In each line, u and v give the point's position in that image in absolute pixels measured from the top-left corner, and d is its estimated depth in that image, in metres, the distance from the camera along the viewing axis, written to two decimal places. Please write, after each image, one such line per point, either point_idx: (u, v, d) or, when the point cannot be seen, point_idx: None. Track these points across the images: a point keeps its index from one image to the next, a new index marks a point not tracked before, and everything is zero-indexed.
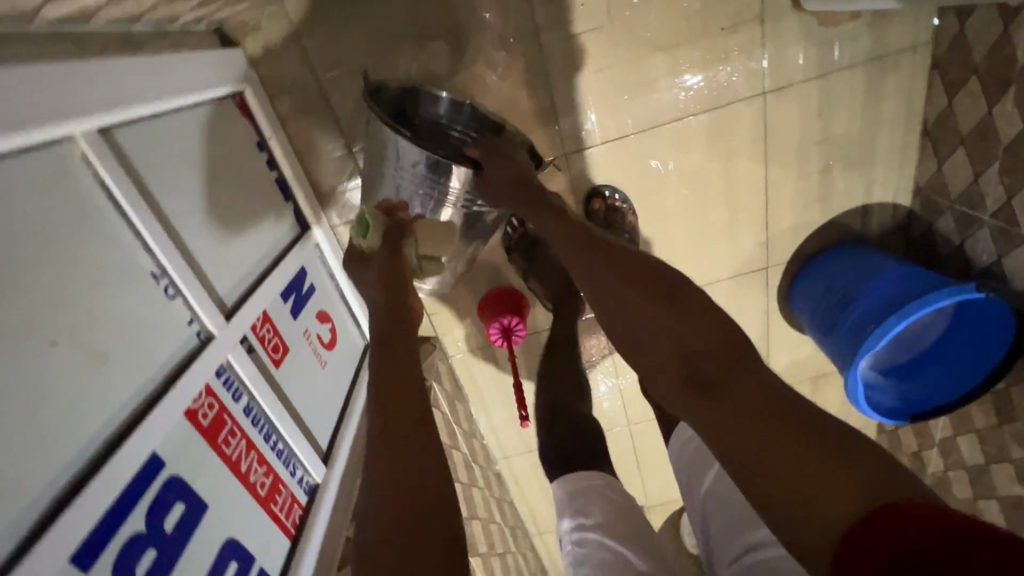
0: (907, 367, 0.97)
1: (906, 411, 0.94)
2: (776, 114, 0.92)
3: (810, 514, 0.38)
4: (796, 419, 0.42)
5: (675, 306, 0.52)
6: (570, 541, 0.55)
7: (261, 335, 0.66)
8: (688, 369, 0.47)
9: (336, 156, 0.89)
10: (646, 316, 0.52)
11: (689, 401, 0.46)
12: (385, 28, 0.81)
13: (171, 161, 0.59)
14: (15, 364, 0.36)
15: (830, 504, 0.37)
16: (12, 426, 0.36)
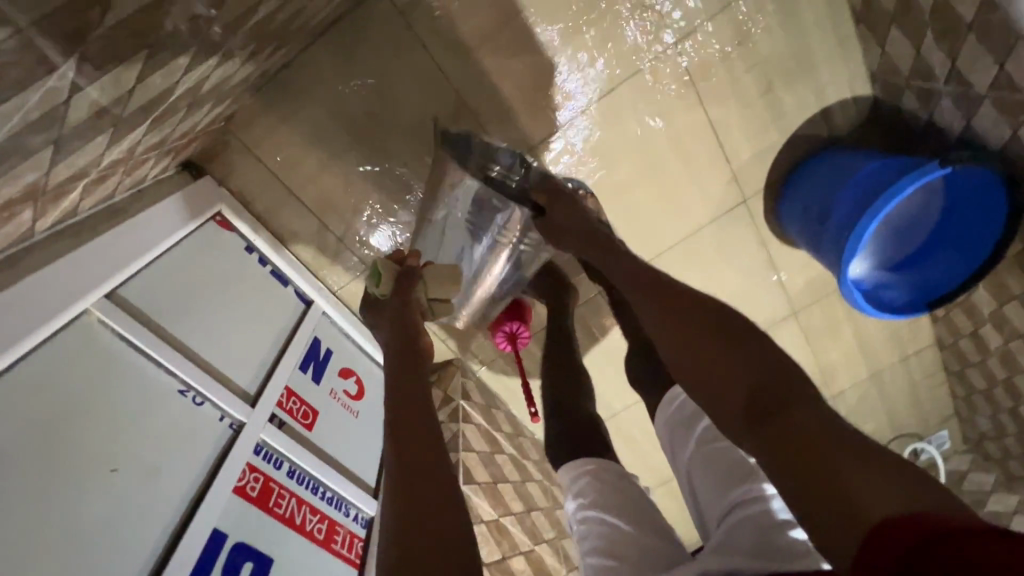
0: (915, 256, 0.94)
1: (921, 301, 0.94)
2: (695, 58, 0.92)
3: (841, 520, 0.35)
4: (843, 440, 0.38)
5: (724, 328, 0.48)
6: (574, 519, 0.60)
7: (288, 408, 0.79)
8: (755, 405, 0.42)
9: (316, 234, 1.00)
10: (694, 337, 0.49)
11: (752, 433, 0.42)
12: (316, 115, 0.91)
13: (173, 294, 0.72)
14: (89, 494, 0.49)
15: (860, 510, 0.35)
16: (98, 541, 0.48)
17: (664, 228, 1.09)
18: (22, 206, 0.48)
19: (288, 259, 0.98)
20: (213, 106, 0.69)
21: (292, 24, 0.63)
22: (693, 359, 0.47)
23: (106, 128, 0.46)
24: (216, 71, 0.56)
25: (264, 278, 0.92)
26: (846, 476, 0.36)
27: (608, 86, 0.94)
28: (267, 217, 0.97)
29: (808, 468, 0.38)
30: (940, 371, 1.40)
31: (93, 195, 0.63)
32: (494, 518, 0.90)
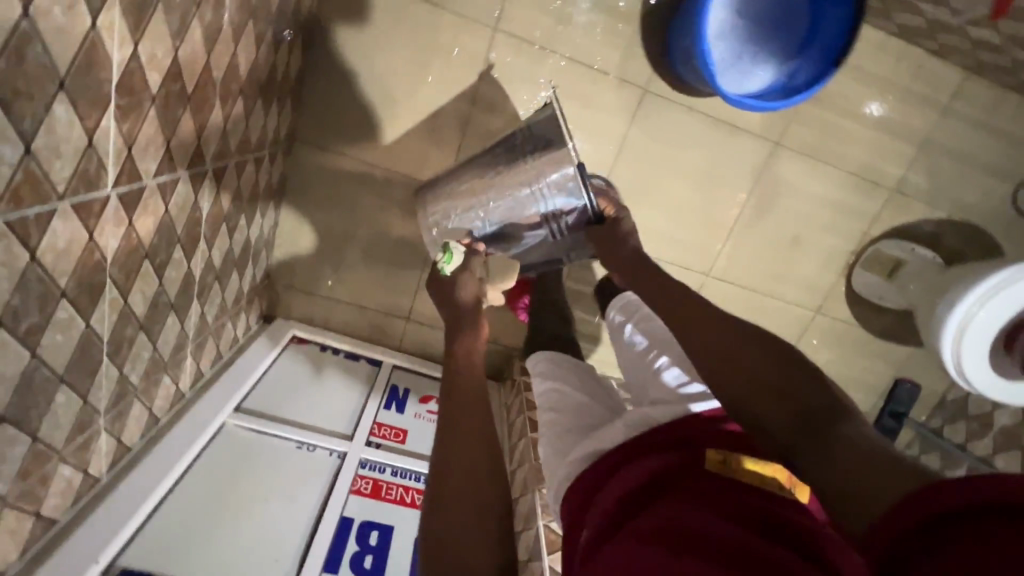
0: (803, 32, 0.96)
1: (830, 65, 0.92)
2: (518, 24, 1.08)
3: (854, 499, 0.48)
4: (861, 451, 0.51)
5: (787, 378, 0.62)
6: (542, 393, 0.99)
7: (382, 434, 1.06)
8: (800, 420, 0.58)
9: (360, 317, 1.31)
10: (765, 381, 0.62)
11: (799, 442, 0.56)
12: (310, 242, 1.24)
13: (278, 395, 1.07)
14: (258, 513, 0.82)
15: (862, 493, 0.47)
16: (269, 534, 0.79)
17: (598, 154, 1.20)
18: (160, 374, 0.84)
19: (352, 342, 1.30)
20: (239, 272, 1.05)
21: (242, 199, 0.96)
22: (740, 383, 0.64)
23: (168, 310, 0.80)
24: (212, 251, 0.90)
25: (340, 363, 1.24)
26: (854, 480, 0.48)
27: (472, 89, 1.12)
28: (326, 323, 1.31)
29: (839, 471, 0.51)
30: (1002, 92, 1.20)
31: (206, 359, 1.00)
32: None
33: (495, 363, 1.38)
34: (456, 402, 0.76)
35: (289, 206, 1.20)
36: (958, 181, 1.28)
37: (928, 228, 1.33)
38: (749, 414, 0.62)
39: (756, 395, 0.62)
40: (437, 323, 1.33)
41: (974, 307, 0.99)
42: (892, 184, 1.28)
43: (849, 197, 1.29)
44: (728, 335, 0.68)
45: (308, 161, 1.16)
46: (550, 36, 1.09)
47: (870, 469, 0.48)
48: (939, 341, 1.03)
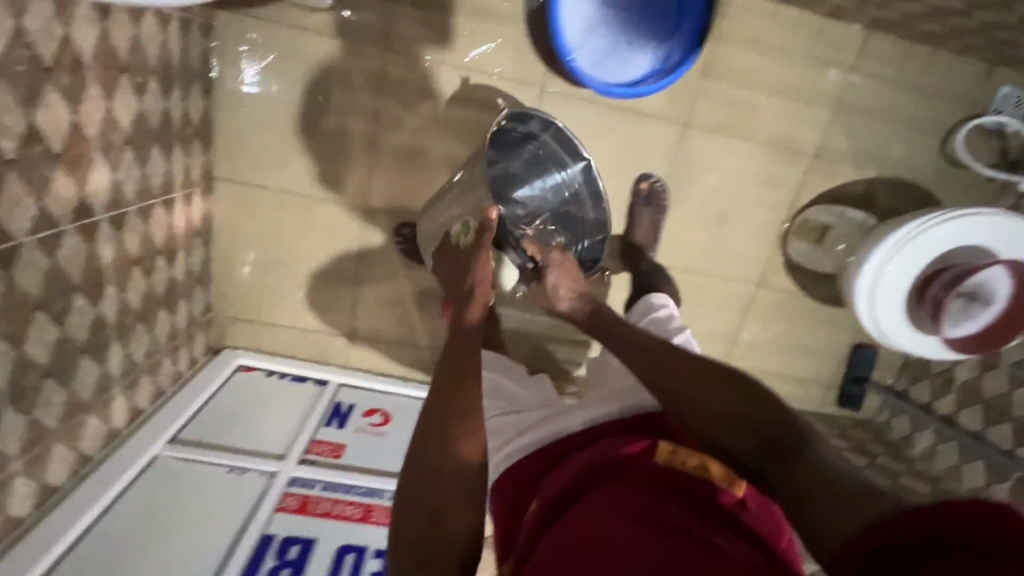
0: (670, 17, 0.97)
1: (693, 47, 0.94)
2: (407, 42, 1.11)
3: (825, 516, 0.51)
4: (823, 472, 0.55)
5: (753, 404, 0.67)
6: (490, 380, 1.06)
7: (317, 451, 1.10)
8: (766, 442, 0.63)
9: (304, 340, 1.36)
10: (729, 411, 0.68)
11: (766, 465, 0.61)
12: (244, 273, 1.29)
13: (216, 423, 1.12)
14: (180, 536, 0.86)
15: (829, 510, 0.51)
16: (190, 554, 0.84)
17: None
18: (83, 416, 0.89)
19: (299, 365, 1.35)
20: (168, 310, 1.10)
21: (156, 241, 1.02)
22: (707, 414, 0.69)
23: (81, 353, 0.86)
24: (126, 294, 0.95)
25: (284, 386, 1.29)
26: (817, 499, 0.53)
27: (373, 109, 1.16)
28: (272, 349, 1.36)
29: (802, 491, 0.55)
30: (909, 45, 1.19)
31: (142, 396, 1.05)
32: None
33: None
34: (454, 373, 0.77)
35: (219, 242, 1.25)
36: (879, 140, 1.27)
37: (857, 190, 1.31)
38: (718, 437, 0.67)
39: (720, 422, 0.68)
40: (379, 337, 1.37)
41: (880, 261, 0.97)
42: (812, 150, 1.27)
43: (769, 169, 1.28)
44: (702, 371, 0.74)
45: (231, 197, 1.22)
46: (440, 50, 1.12)
47: (829, 490, 0.52)
48: (853, 300, 1.01)
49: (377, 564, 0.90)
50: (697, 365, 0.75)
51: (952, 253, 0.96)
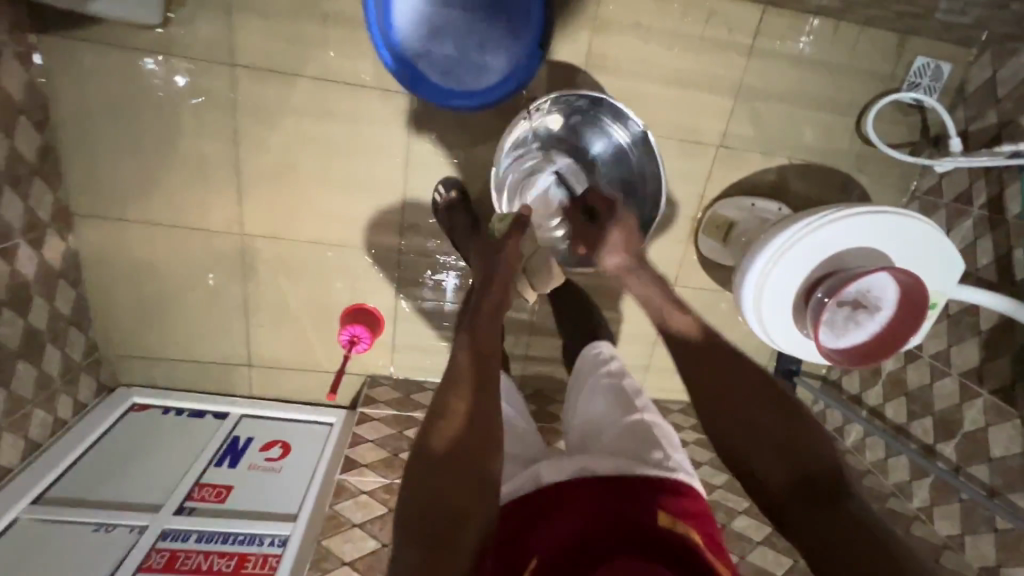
0: (511, 18, 0.88)
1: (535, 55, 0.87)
2: (253, 55, 1.02)
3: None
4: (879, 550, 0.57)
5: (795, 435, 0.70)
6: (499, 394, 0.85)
7: (200, 497, 1.06)
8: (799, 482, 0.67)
9: (203, 373, 1.31)
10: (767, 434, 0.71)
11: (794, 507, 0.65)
12: (126, 310, 1.22)
13: (94, 475, 1.08)
14: None
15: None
16: None
17: (387, 170, 1.14)
18: None
19: (199, 398, 1.30)
20: (30, 363, 1.05)
21: None
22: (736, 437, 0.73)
23: None
24: None
25: (180, 424, 1.24)
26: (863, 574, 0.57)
27: (231, 130, 1.07)
28: (170, 384, 1.31)
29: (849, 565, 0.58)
30: (810, 19, 1.09)
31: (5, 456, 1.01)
32: (383, 483, 1.02)
33: (352, 393, 1.36)
34: (481, 353, 0.75)
35: (93, 280, 1.18)
36: (788, 124, 1.18)
37: (769, 178, 1.23)
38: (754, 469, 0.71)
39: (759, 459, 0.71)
40: (280, 364, 1.31)
41: (767, 262, 0.88)
42: (716, 139, 1.18)
43: (673, 163, 1.19)
44: (740, 382, 0.76)
45: (96, 233, 1.14)
46: (292, 61, 1.03)
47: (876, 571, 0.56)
48: (739, 299, 0.92)
49: None
50: (759, 383, 0.76)
51: (848, 254, 0.87)
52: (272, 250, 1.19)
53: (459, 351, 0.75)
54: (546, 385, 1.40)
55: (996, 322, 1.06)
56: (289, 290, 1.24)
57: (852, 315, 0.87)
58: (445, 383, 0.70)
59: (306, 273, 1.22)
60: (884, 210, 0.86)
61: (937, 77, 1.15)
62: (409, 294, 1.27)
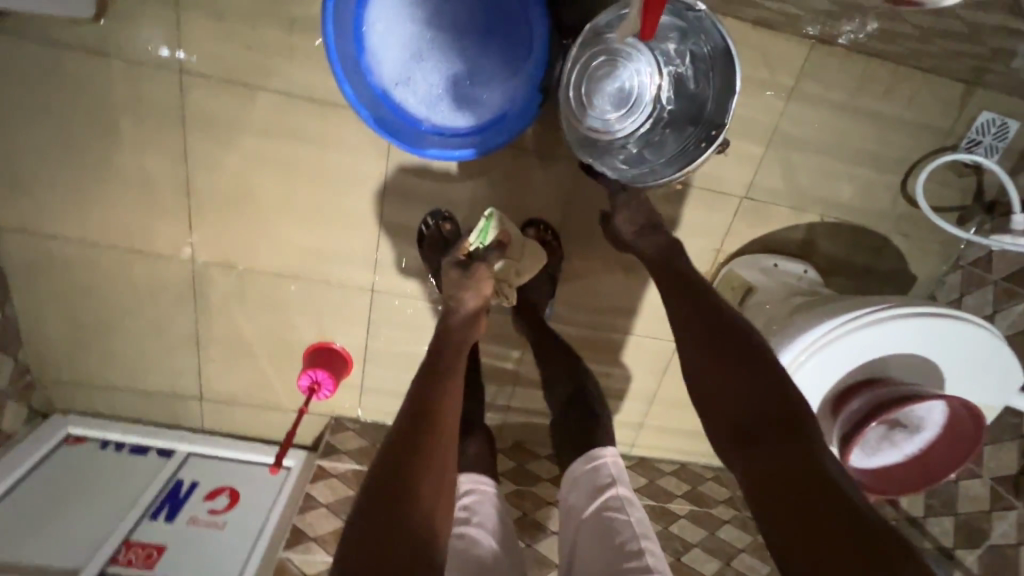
0: (506, 44, 0.73)
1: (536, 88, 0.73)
2: (206, 62, 0.86)
3: None
4: None
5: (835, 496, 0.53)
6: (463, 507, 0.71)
7: (125, 559, 0.94)
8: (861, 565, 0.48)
9: (149, 402, 1.18)
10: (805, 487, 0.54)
11: None
12: (61, 332, 1.09)
13: (10, 524, 0.95)
14: None
15: None
16: None
17: (360, 199, 0.99)
18: None
19: (142, 431, 1.17)
20: None
21: None
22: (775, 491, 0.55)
23: None
24: None
25: (119, 461, 1.12)
26: None
27: (179, 145, 0.92)
28: (114, 412, 1.18)
29: None
30: (864, 61, 0.93)
31: None
32: (330, 563, 0.91)
33: (314, 433, 1.23)
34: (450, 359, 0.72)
35: (23, 299, 1.04)
36: (824, 177, 1.03)
37: (796, 235, 1.08)
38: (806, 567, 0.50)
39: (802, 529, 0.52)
40: (235, 399, 1.18)
41: (800, 357, 0.73)
42: (740, 189, 1.03)
43: (688, 212, 1.05)
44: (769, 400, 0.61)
45: (25, 250, 1.00)
46: (251, 71, 0.87)
47: None
48: None
49: None
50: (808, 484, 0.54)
51: (893, 361, 0.75)
52: (228, 279, 1.05)
53: (419, 410, 0.62)
54: (529, 437, 1.27)
55: None
56: (245, 323, 1.10)
57: (892, 435, 0.74)
58: (396, 448, 0.58)
59: (266, 305, 1.08)
60: (936, 311, 0.72)
61: (1002, 136, 1.00)
62: (380, 335, 1.13)
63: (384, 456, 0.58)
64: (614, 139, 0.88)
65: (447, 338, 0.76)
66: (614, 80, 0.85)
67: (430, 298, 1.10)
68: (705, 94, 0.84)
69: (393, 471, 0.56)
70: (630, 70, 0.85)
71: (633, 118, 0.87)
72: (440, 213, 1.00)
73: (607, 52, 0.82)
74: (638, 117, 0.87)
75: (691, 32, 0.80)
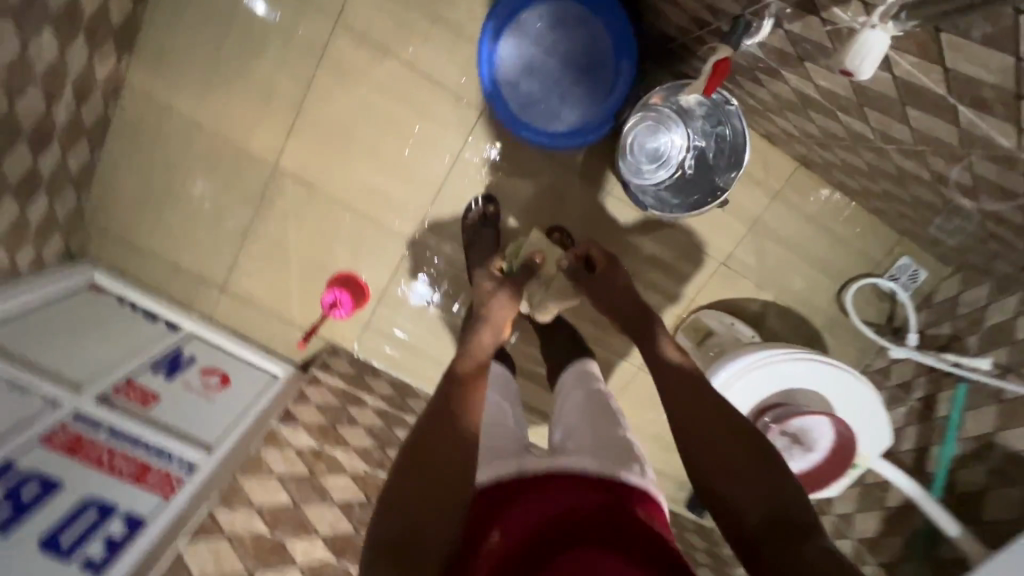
0: (599, 85, 0.99)
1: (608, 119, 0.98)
2: (360, 21, 1.09)
3: None
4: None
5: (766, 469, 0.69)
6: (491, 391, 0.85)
7: (125, 394, 1.02)
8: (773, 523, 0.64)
9: (174, 278, 1.29)
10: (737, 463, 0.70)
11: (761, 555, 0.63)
12: (130, 190, 1.21)
13: (30, 331, 1.02)
14: None
15: None
16: None
17: (432, 164, 1.20)
18: None
19: (158, 301, 1.26)
20: (18, 201, 1.02)
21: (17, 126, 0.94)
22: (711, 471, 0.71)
23: None
24: None
25: (132, 318, 1.20)
26: None
27: (309, 73, 1.13)
28: (137, 277, 1.28)
29: None
30: (830, 190, 1.25)
31: None
32: (312, 445, 1.00)
33: (307, 354, 1.35)
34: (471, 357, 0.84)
35: (113, 150, 1.18)
36: (784, 267, 1.31)
37: (753, 306, 1.34)
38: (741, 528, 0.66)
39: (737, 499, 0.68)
40: (251, 299, 1.30)
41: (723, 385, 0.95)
42: (721, 256, 1.30)
43: (678, 260, 1.30)
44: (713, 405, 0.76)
45: (139, 112, 1.15)
46: (391, 40, 1.11)
47: None
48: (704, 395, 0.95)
49: (120, 529, 0.81)
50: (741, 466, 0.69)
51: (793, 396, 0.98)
52: (297, 192, 1.22)
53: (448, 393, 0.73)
54: None
55: (902, 502, 1.16)
56: (293, 235, 1.25)
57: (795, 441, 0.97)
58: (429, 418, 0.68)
59: (318, 225, 1.25)
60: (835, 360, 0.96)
61: (914, 279, 1.31)
62: (402, 282, 1.30)
63: (421, 424, 0.68)
64: (647, 179, 1.14)
65: (473, 350, 0.87)
66: (656, 136, 1.11)
67: (455, 264, 1.28)
68: (721, 162, 1.11)
69: (424, 436, 0.65)
70: (670, 131, 1.11)
71: (663, 166, 1.13)
72: (486, 198, 1.21)
73: (656, 113, 1.09)
74: (668, 166, 1.13)
75: (720, 115, 1.08)
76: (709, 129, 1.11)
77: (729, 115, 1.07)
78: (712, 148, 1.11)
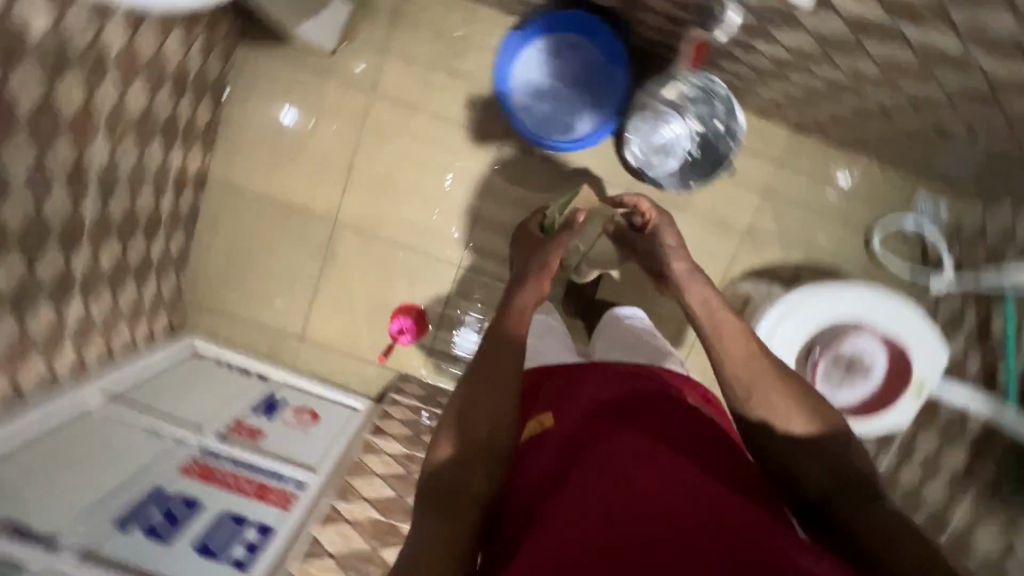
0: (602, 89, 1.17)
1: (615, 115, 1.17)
2: (391, 89, 1.31)
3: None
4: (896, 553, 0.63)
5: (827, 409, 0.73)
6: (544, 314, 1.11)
7: (239, 432, 1.15)
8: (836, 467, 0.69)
9: (260, 335, 1.45)
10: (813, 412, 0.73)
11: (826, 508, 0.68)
12: (218, 264, 1.42)
13: (154, 388, 1.18)
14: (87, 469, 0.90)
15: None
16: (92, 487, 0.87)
17: (468, 194, 1.37)
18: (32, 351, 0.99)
19: (251, 356, 1.41)
20: (137, 282, 1.23)
21: (135, 218, 1.15)
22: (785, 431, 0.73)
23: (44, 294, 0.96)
24: (97, 257, 1.07)
25: (230, 371, 1.36)
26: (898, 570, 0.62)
27: (355, 138, 1.34)
28: (229, 339, 1.45)
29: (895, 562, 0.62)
30: (832, 149, 1.35)
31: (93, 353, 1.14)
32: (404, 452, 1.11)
33: (382, 386, 1.47)
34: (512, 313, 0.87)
35: (203, 232, 1.39)
36: (806, 226, 1.39)
37: (786, 269, 1.41)
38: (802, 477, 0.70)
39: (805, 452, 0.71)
40: (327, 343, 1.46)
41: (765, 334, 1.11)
42: (743, 227, 1.39)
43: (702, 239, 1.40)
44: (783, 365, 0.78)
45: (221, 198, 1.38)
46: (419, 98, 1.31)
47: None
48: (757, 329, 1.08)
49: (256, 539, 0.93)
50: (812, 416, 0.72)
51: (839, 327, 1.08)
52: (356, 239, 1.39)
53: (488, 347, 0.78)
54: None
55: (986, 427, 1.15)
56: (357, 278, 1.42)
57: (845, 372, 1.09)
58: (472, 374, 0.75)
59: (376, 265, 1.41)
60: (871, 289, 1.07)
61: (938, 215, 1.36)
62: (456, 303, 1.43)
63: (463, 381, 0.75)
64: (660, 170, 1.22)
65: (521, 302, 0.90)
66: (659, 131, 1.21)
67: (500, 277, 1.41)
68: (724, 140, 1.20)
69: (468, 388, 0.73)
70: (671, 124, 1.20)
71: (673, 155, 1.22)
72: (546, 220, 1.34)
73: (654, 109, 1.19)
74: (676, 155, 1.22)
75: (712, 98, 1.17)
76: (706, 113, 1.19)
77: (720, 97, 1.17)
78: (712, 113, 1.18)
